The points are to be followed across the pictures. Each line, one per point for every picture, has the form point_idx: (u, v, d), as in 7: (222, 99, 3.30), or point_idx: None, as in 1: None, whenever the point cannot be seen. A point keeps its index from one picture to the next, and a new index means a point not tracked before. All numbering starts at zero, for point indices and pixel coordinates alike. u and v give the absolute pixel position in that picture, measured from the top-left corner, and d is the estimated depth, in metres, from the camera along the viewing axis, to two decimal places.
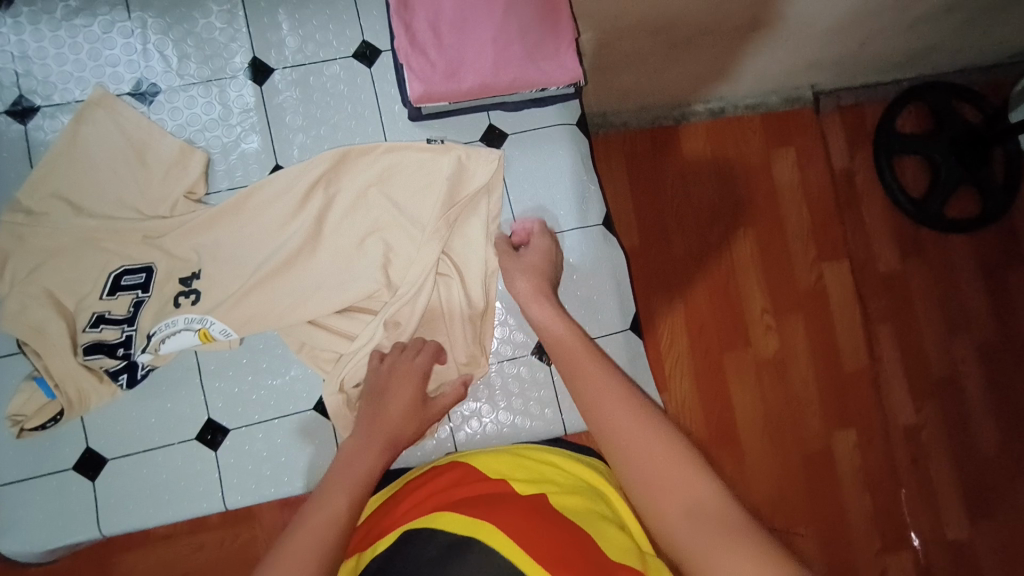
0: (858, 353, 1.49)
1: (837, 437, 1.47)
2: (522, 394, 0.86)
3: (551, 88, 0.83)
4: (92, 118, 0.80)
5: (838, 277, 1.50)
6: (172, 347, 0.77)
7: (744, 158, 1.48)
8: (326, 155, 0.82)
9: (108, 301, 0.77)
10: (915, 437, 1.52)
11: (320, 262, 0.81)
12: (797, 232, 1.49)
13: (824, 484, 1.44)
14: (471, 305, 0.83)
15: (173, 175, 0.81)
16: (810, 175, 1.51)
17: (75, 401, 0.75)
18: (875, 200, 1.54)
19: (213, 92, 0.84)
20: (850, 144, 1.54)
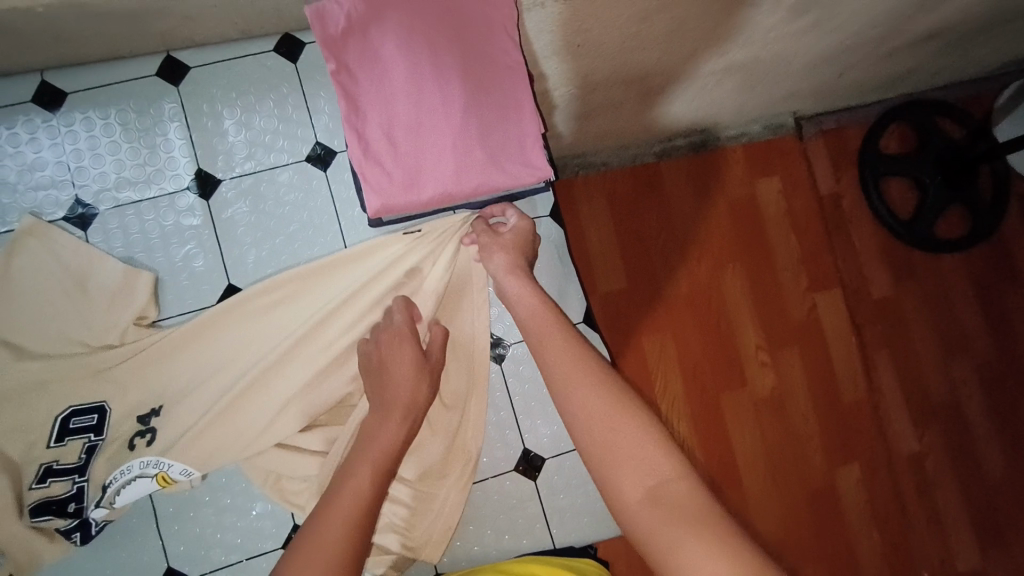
0: (856, 383, 1.45)
1: (840, 472, 1.42)
2: (508, 508, 0.82)
3: (520, 188, 0.77)
4: (24, 248, 0.73)
5: (831, 306, 1.46)
6: (129, 497, 0.71)
7: (730, 193, 1.43)
8: (289, 272, 0.76)
9: (57, 448, 0.70)
10: (920, 465, 1.47)
11: (282, 381, 0.75)
12: (786, 260, 1.44)
13: (831, 523, 1.40)
14: (451, 411, 0.78)
15: (118, 302, 0.74)
16: (796, 204, 1.47)
17: (25, 563, 0.69)
18: (863, 221, 1.51)
19: (159, 208, 0.78)
20: (835, 167, 1.50)
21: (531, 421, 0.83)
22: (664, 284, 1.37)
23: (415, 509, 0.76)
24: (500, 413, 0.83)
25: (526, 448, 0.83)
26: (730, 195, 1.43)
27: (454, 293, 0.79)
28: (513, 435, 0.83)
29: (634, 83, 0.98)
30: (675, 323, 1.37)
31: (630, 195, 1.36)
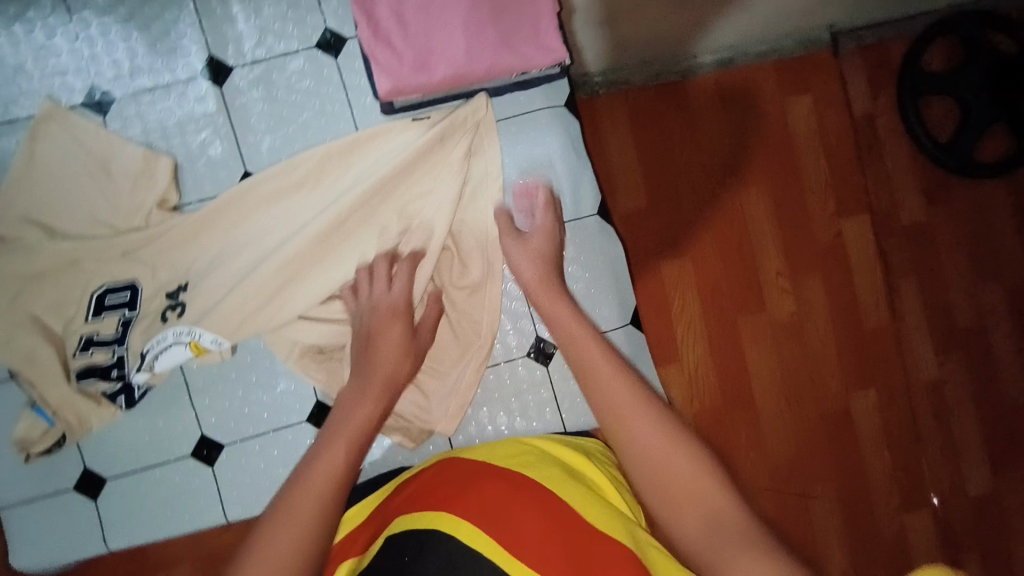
0: (879, 309, 1.43)
1: (856, 397, 1.43)
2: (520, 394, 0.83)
3: (533, 71, 0.76)
4: (47, 133, 0.75)
5: (858, 231, 1.42)
6: (166, 364, 0.76)
7: (757, 110, 1.38)
8: (308, 155, 0.78)
9: (94, 322, 0.75)
10: (939, 392, 1.45)
11: (306, 267, 0.77)
12: (813, 180, 1.40)
13: (842, 444, 1.42)
14: (467, 281, 0.80)
15: (141, 184, 0.76)
16: (828, 123, 1.41)
17: (75, 425, 0.75)
18: (898, 144, 1.43)
19: (173, 95, 0.78)
20: (872, 85, 1.42)
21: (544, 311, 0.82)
22: (684, 206, 1.36)
23: (425, 384, 0.80)
24: (513, 305, 0.83)
25: (539, 336, 0.84)
26: (757, 113, 1.38)
27: (467, 170, 0.80)
28: (527, 325, 0.83)
29: None
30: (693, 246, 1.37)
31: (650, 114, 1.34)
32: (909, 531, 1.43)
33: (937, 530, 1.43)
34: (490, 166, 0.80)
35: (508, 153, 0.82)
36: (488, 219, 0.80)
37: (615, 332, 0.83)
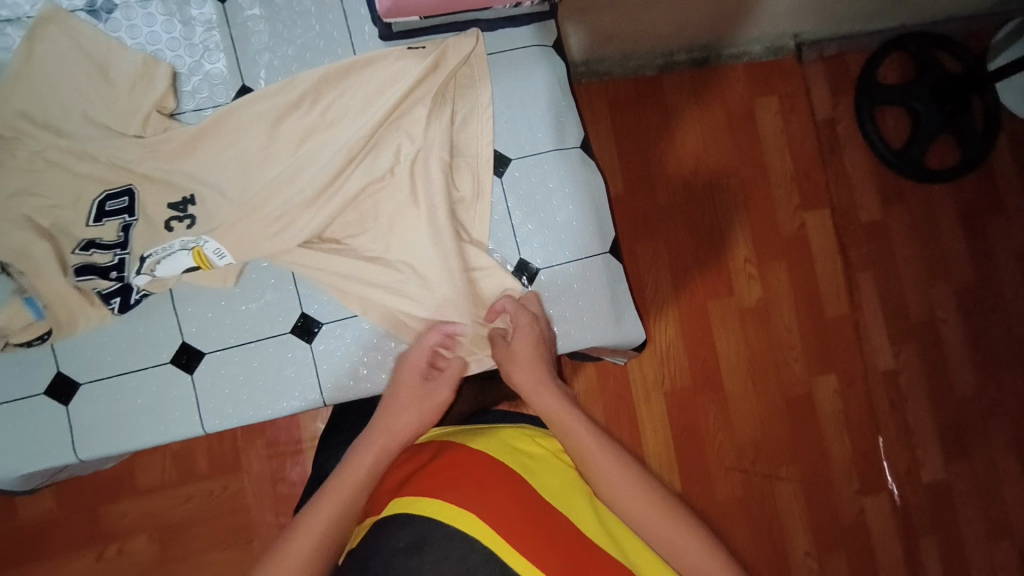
0: (840, 299, 1.49)
1: (818, 383, 1.48)
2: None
3: (525, 4, 0.82)
4: (45, 35, 0.75)
5: (821, 225, 1.49)
6: (169, 269, 0.75)
7: (728, 103, 1.46)
8: (305, 77, 0.80)
9: (95, 228, 0.74)
10: (894, 382, 1.51)
11: (296, 185, 0.78)
12: (779, 174, 1.48)
13: (806, 427, 1.46)
14: (464, 195, 0.83)
15: (138, 86, 0.76)
16: (793, 123, 1.49)
17: (64, 323, 0.73)
18: (856, 147, 1.51)
19: (174, 9, 0.80)
20: (833, 91, 1.50)
21: (528, 232, 0.85)
22: (658, 190, 1.42)
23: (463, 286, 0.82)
24: (499, 231, 0.85)
25: (521, 257, 0.85)
26: (726, 107, 1.45)
27: (467, 94, 0.84)
28: (510, 246, 0.85)
29: None
30: (670, 228, 1.42)
31: (629, 104, 1.40)
32: (868, 516, 1.47)
33: (894, 517, 1.48)
34: (482, 92, 0.83)
35: (501, 86, 0.85)
36: (480, 143, 0.83)
37: (596, 258, 0.86)
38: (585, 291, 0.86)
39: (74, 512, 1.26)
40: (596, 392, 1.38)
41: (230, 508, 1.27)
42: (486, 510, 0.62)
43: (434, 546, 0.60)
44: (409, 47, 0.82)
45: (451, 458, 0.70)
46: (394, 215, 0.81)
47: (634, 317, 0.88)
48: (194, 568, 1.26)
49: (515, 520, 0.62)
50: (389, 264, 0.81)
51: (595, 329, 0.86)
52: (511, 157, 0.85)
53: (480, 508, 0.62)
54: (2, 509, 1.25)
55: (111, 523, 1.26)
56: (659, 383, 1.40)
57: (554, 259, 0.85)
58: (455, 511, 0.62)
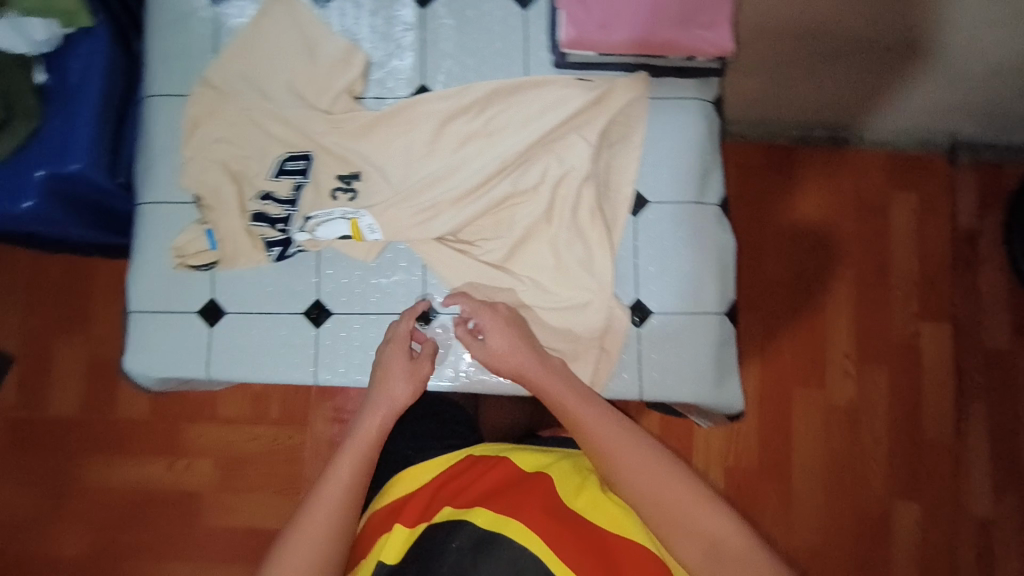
0: (943, 423, 1.37)
1: (898, 506, 1.35)
2: (605, 341, 0.85)
3: (698, 58, 0.83)
4: (274, 13, 0.86)
5: (938, 339, 1.38)
6: (327, 233, 0.83)
7: (861, 191, 1.40)
8: (479, 88, 0.86)
9: (274, 183, 0.84)
10: (987, 532, 1.34)
11: (449, 182, 0.84)
12: (902, 277, 1.39)
13: (873, 550, 1.34)
14: (602, 225, 0.85)
15: (336, 68, 0.85)
16: (927, 227, 1.40)
17: (228, 257, 0.83)
18: (996, 266, 1.39)
19: (380, 4, 0.87)
20: (981, 202, 1.40)
21: (649, 276, 0.86)
22: (768, 264, 1.38)
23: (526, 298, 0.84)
24: (620, 268, 0.87)
25: (638, 298, 0.86)
26: (858, 194, 1.40)
27: (621, 132, 0.87)
28: (629, 284, 0.86)
29: (807, 40, 1.00)
30: (773, 304, 1.37)
31: (758, 172, 1.39)
32: None
33: None
34: (633, 132, 0.87)
35: (654, 130, 0.87)
36: (623, 180, 0.86)
37: (709, 316, 0.86)
38: (692, 345, 0.86)
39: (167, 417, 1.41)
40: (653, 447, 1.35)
41: (289, 457, 1.37)
42: (528, 518, 0.68)
43: (479, 546, 0.67)
44: (579, 79, 0.87)
45: (493, 471, 0.77)
46: (530, 228, 0.85)
47: (735, 383, 0.86)
48: (244, 501, 1.38)
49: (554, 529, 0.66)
50: (516, 279, 0.85)
51: (694, 385, 0.85)
52: (650, 200, 0.87)
53: (522, 514, 0.68)
54: (107, 400, 1.43)
55: (187, 440, 1.40)
56: (722, 457, 1.35)
57: (668, 307, 0.86)
58: (500, 518, 0.69)
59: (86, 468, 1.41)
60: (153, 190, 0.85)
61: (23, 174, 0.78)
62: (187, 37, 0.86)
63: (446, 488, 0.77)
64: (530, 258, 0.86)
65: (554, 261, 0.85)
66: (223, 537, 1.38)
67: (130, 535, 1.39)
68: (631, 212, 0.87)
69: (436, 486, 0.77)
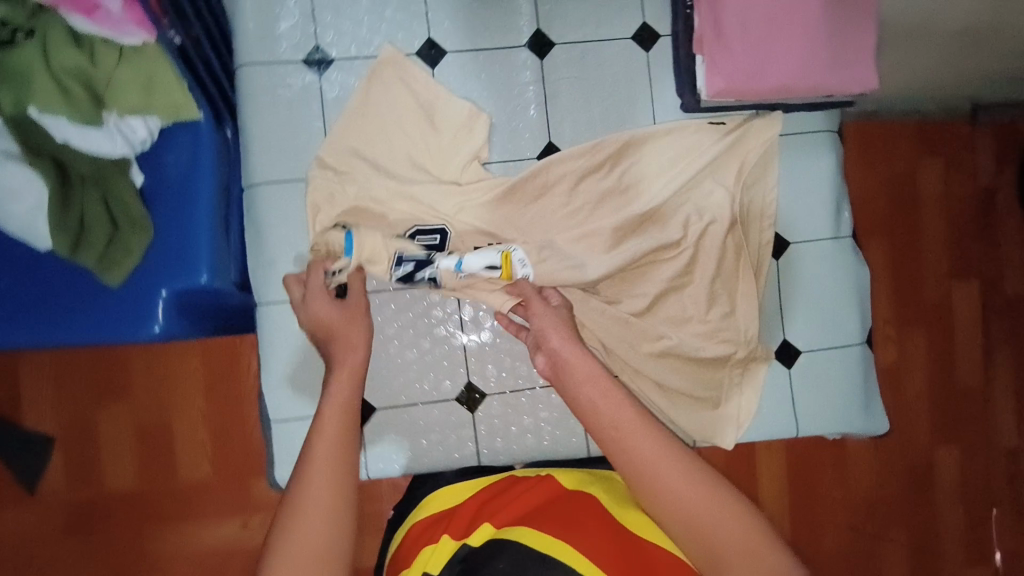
0: (974, 372, 1.37)
1: (941, 451, 1.35)
2: (744, 386, 0.86)
3: (840, 95, 0.80)
4: (382, 77, 0.79)
5: (968, 296, 1.37)
6: (472, 266, 0.77)
7: (893, 162, 1.34)
8: (606, 142, 0.82)
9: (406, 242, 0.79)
10: (1017, 461, 1.40)
11: (593, 236, 0.81)
12: (933, 241, 1.35)
13: (922, 497, 1.35)
14: (747, 273, 0.83)
15: (460, 139, 0.80)
16: (954, 184, 1.36)
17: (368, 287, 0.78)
18: (1014, 219, 1.40)
19: (501, 59, 0.82)
20: (999, 157, 1.39)
21: (794, 314, 0.86)
22: None
23: (668, 356, 0.84)
24: (767, 311, 0.86)
25: (784, 338, 0.87)
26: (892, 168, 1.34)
27: (755, 174, 0.84)
28: (775, 327, 0.86)
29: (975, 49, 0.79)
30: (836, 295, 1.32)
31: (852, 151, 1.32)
32: None
33: None
34: (768, 171, 0.84)
35: (789, 166, 0.86)
36: (763, 225, 0.85)
37: (853, 348, 0.88)
38: (841, 377, 0.87)
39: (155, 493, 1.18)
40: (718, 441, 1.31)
41: None
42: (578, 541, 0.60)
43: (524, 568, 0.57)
44: (710, 122, 0.84)
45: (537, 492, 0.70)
46: (679, 284, 0.83)
47: (880, 407, 0.90)
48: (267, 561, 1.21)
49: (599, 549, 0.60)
50: (659, 334, 0.83)
51: (846, 417, 0.88)
52: (789, 240, 0.86)
53: (577, 542, 0.60)
54: (164, 467, 1.18)
55: (258, 499, 1.18)
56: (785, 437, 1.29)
57: (814, 343, 0.87)
58: (554, 540, 0.60)
59: (152, 547, 1.17)
60: (274, 289, 0.79)
61: (141, 293, 0.71)
62: (297, 112, 0.80)
63: (490, 505, 0.71)
64: (669, 306, 0.84)
65: (697, 314, 0.84)
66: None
67: None
68: (774, 256, 0.86)
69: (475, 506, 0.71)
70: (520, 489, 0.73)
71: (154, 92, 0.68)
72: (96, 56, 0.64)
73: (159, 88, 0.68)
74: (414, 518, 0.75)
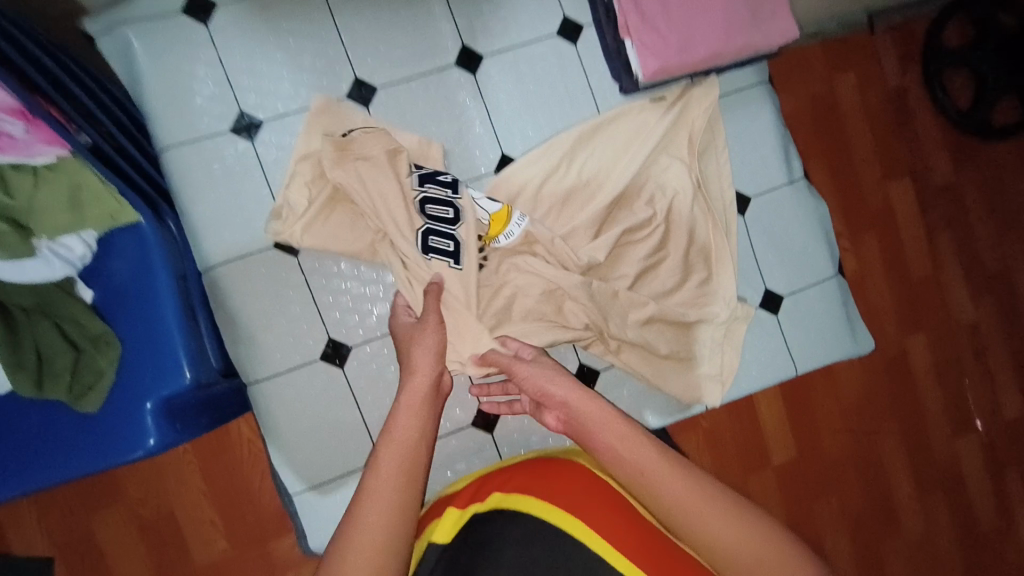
0: (924, 262, 1.44)
1: (910, 342, 1.42)
2: (726, 339, 0.88)
3: (766, 49, 0.82)
4: (319, 127, 0.77)
5: (905, 194, 1.42)
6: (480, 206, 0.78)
7: (811, 87, 1.38)
8: (558, 142, 0.82)
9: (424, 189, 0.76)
10: (976, 334, 1.48)
11: (578, 226, 0.82)
12: (863, 151, 1.39)
13: (905, 391, 1.41)
14: (718, 236, 0.86)
15: (414, 175, 0.77)
16: (871, 97, 1.40)
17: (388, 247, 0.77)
18: (927, 115, 1.47)
19: (434, 83, 0.80)
20: (901, 59, 1.44)
21: (769, 261, 0.89)
22: None
23: (662, 331, 0.85)
24: (743, 266, 0.89)
25: (766, 287, 0.90)
26: (811, 92, 1.37)
27: (705, 140, 0.86)
28: (755, 279, 0.89)
29: None
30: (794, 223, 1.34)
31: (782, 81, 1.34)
32: (961, 457, 1.47)
33: (983, 454, 1.48)
34: (717, 136, 0.86)
35: (734, 124, 0.88)
36: (723, 185, 0.87)
37: (829, 280, 0.92)
38: (822, 308, 0.92)
39: None
40: None
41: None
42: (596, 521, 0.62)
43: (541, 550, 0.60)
44: (650, 100, 0.85)
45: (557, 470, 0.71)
46: (658, 261, 0.84)
47: (864, 328, 0.95)
48: None
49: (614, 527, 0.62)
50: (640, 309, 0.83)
51: (834, 344, 0.92)
52: (750, 195, 0.89)
53: (585, 519, 0.62)
54: (176, 555, 1.12)
55: (283, 561, 1.14)
56: None
57: (793, 285, 0.91)
58: (561, 513, 0.64)
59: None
60: (262, 364, 0.77)
61: (125, 409, 0.67)
62: (239, 183, 0.77)
63: (494, 484, 0.72)
64: (655, 284, 0.84)
65: (678, 286, 0.85)
66: None
67: None
68: (739, 213, 0.88)
69: (495, 480, 0.72)
70: (525, 470, 0.72)
71: (82, 204, 0.62)
72: (9, 185, 0.58)
73: (87, 199, 0.62)
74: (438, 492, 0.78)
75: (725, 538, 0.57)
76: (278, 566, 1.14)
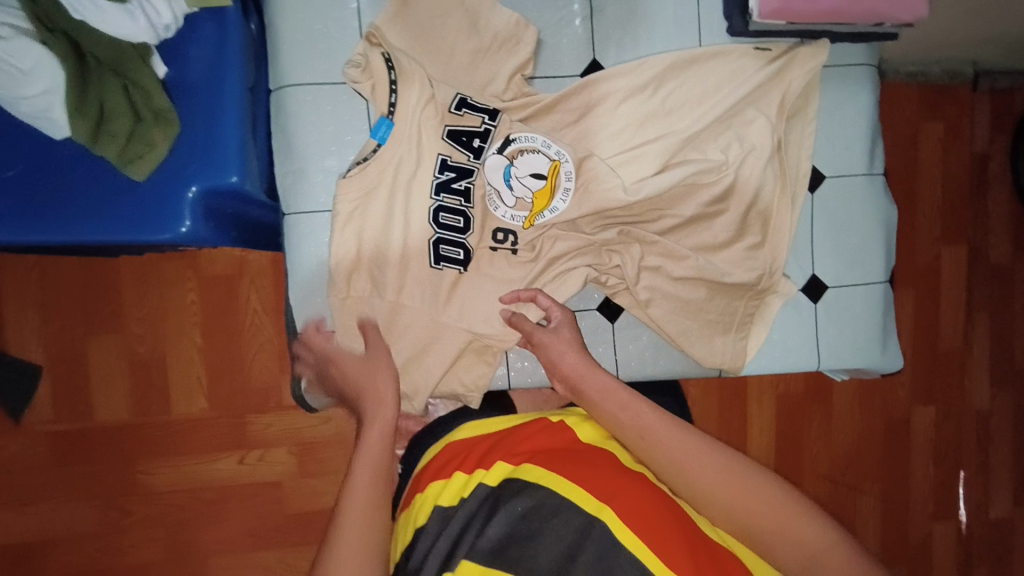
0: (955, 335, 1.38)
1: (917, 411, 1.39)
2: (755, 312, 0.86)
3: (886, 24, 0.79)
4: None
5: (956, 261, 1.37)
6: (529, 160, 0.78)
7: (896, 125, 1.32)
8: (652, 64, 0.80)
9: (456, 116, 0.76)
10: (985, 424, 1.41)
11: (647, 153, 0.80)
12: (928, 204, 1.34)
13: (898, 451, 1.39)
14: (780, 204, 0.83)
15: (500, 45, 0.77)
16: (952, 155, 1.34)
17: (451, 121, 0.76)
18: (1004, 189, 1.37)
19: None
20: (994, 128, 1.35)
21: (823, 248, 0.87)
22: None
23: (698, 284, 0.83)
24: (798, 243, 0.87)
25: (813, 274, 0.87)
26: (895, 131, 1.32)
27: (795, 105, 0.84)
28: (805, 260, 0.87)
29: None
30: None
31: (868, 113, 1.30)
32: (935, 538, 1.41)
33: (957, 545, 1.42)
34: (810, 103, 0.84)
35: (829, 99, 0.85)
36: (802, 156, 0.84)
37: (877, 285, 0.89)
38: (863, 312, 0.89)
39: (135, 428, 1.13)
40: (707, 395, 1.29)
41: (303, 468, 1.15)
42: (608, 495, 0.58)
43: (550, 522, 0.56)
44: (755, 48, 0.82)
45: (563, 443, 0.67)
46: (716, 211, 0.82)
47: (897, 344, 0.92)
48: (241, 505, 1.15)
49: (629, 503, 0.57)
50: (682, 254, 0.82)
51: (865, 352, 0.89)
52: (826, 174, 0.87)
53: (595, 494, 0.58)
54: (157, 399, 1.13)
55: (253, 435, 1.14)
56: (774, 386, 1.32)
57: (841, 280, 0.88)
58: (563, 480, 0.59)
59: (142, 478, 1.13)
60: (303, 199, 0.77)
61: (168, 191, 0.67)
62: (330, 11, 0.76)
63: (500, 444, 0.68)
64: (705, 236, 0.82)
65: (728, 243, 0.83)
66: (228, 534, 1.15)
67: (194, 535, 1.14)
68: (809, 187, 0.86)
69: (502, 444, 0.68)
70: (534, 435, 0.68)
71: None
72: None
73: None
74: (447, 440, 0.73)
75: (724, 496, 0.59)
76: (244, 441, 1.14)
